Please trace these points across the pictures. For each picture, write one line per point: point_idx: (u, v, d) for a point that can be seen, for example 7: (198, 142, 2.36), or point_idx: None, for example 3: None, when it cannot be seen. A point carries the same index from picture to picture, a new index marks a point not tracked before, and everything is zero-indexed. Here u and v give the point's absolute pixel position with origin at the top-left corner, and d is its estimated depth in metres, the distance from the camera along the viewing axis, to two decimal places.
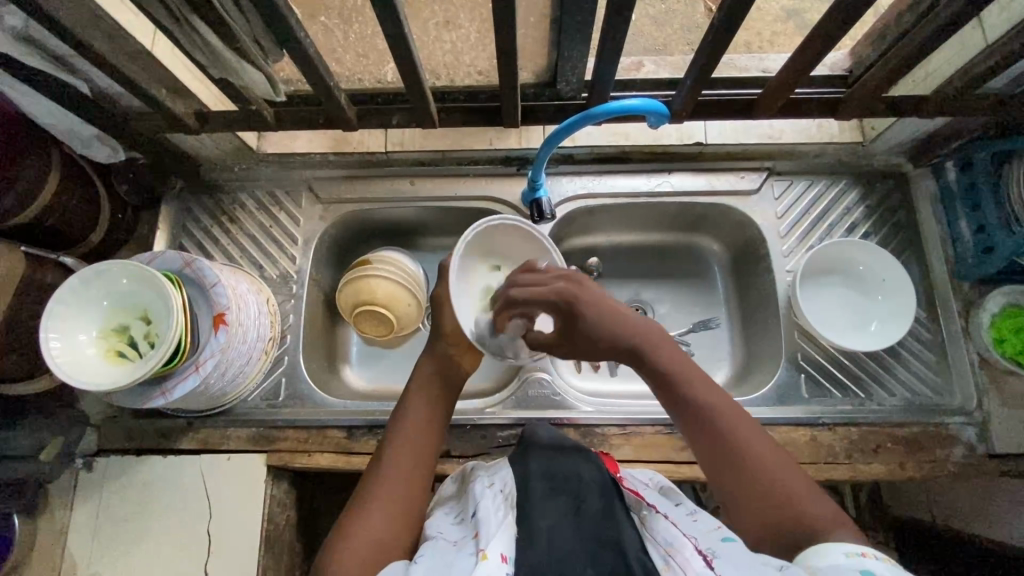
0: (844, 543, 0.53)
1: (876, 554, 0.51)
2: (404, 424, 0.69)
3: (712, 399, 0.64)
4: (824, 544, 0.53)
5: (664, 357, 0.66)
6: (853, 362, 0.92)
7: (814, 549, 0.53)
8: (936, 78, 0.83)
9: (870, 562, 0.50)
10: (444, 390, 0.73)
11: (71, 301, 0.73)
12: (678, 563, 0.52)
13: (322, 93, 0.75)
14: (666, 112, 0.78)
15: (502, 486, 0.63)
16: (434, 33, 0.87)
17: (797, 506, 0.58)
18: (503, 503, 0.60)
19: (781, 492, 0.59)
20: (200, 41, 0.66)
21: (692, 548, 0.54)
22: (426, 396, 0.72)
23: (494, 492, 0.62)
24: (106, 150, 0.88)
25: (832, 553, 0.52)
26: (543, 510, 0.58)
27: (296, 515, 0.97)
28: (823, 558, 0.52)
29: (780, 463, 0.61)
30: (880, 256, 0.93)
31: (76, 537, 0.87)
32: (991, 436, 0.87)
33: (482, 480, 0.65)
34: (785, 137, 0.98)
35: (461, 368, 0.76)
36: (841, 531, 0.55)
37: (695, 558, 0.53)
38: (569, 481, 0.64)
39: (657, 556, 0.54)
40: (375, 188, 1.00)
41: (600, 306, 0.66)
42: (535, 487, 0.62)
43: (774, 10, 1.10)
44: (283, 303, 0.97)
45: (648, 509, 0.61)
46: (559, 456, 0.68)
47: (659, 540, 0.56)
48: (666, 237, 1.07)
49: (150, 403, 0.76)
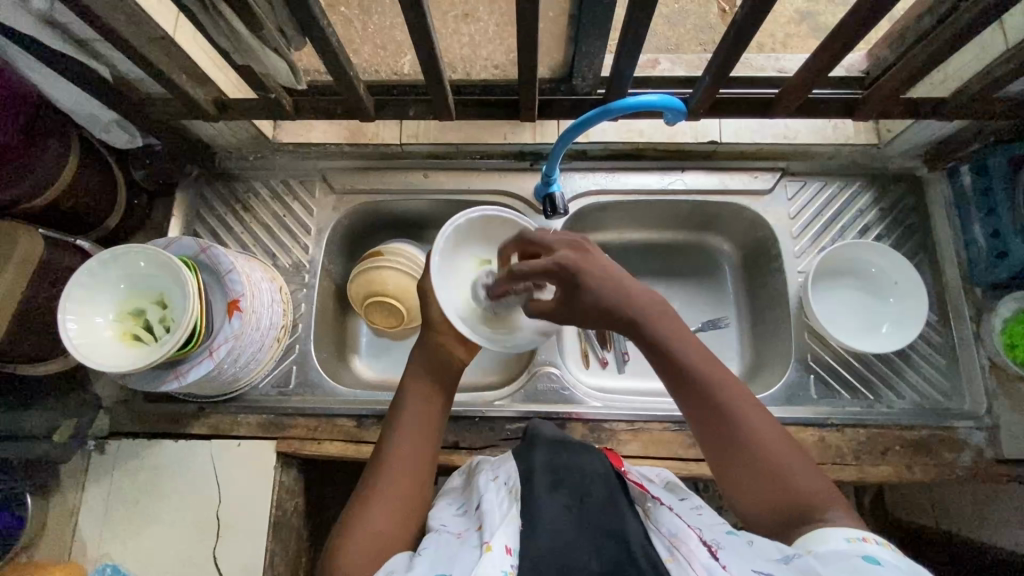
0: (846, 528, 0.54)
1: (876, 539, 0.53)
2: (402, 420, 0.70)
3: (728, 390, 0.62)
4: (821, 530, 0.54)
5: (664, 329, 0.64)
6: (862, 364, 0.92)
7: (812, 534, 0.54)
8: (955, 81, 0.83)
9: (871, 548, 0.51)
10: (438, 377, 0.73)
11: (88, 283, 0.74)
12: (683, 554, 0.53)
13: (342, 83, 0.76)
14: (683, 109, 0.76)
15: (505, 479, 0.64)
16: (453, 25, 0.87)
17: (795, 485, 0.58)
18: (506, 495, 0.61)
19: (780, 471, 0.59)
20: (226, 27, 0.67)
21: (697, 539, 0.55)
22: (421, 390, 0.72)
23: (498, 486, 0.63)
24: (125, 137, 0.89)
25: (832, 537, 0.53)
26: (548, 503, 0.58)
27: (304, 503, 0.98)
28: (824, 541, 0.53)
29: (792, 453, 0.60)
30: (891, 257, 0.93)
31: (88, 517, 0.87)
32: (999, 441, 0.87)
33: (487, 475, 0.67)
34: (800, 138, 0.97)
35: (452, 358, 0.75)
36: (834, 514, 0.56)
37: (699, 549, 0.53)
38: (572, 473, 0.64)
39: (662, 546, 0.55)
40: (388, 180, 1.01)
41: (602, 272, 0.65)
42: (539, 479, 0.62)
43: (788, 12, 1.09)
44: (295, 292, 0.97)
45: (651, 500, 0.62)
46: (566, 451, 0.68)
47: (663, 531, 0.57)
48: (678, 236, 1.07)
49: (164, 386, 0.77)
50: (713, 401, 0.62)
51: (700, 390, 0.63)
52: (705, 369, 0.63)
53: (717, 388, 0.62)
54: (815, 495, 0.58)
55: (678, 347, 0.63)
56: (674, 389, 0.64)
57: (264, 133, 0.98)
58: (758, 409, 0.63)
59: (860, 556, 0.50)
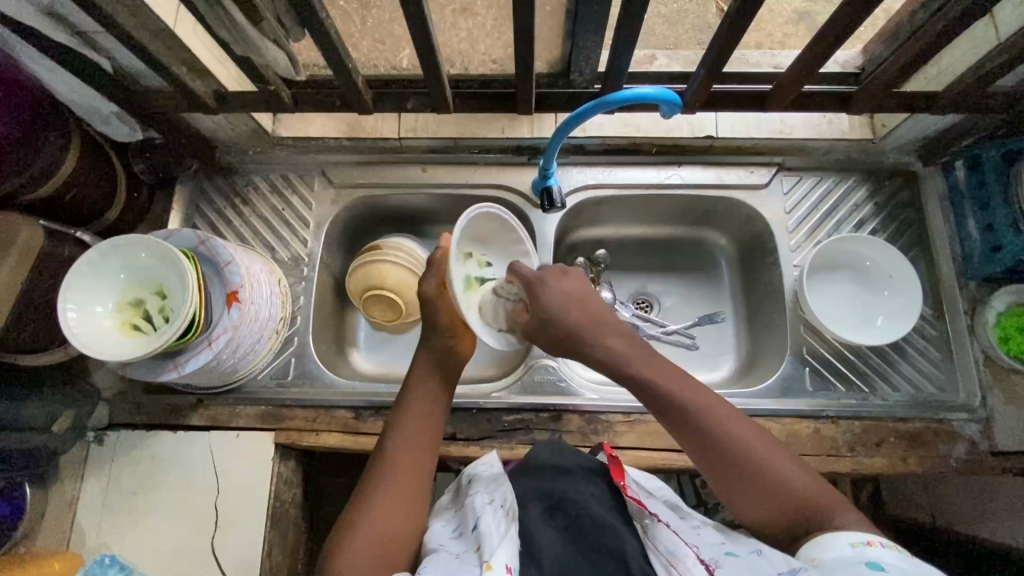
0: (850, 532, 0.56)
1: (881, 542, 0.54)
2: (405, 418, 0.70)
3: (708, 408, 0.65)
4: (828, 536, 0.57)
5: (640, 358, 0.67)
6: (858, 357, 0.92)
7: (818, 540, 0.57)
8: (948, 75, 0.83)
9: (876, 552, 0.53)
10: (441, 378, 0.74)
11: (89, 272, 0.74)
12: (680, 572, 0.56)
13: (341, 76, 0.77)
14: (679, 102, 0.77)
15: (501, 501, 0.66)
16: (451, 19, 0.86)
17: (800, 493, 0.62)
18: (504, 516, 0.64)
19: (774, 480, 0.62)
20: (226, 18, 0.68)
21: (695, 557, 0.57)
22: (427, 389, 0.73)
23: (494, 508, 0.65)
24: (124, 129, 0.91)
25: (837, 544, 0.55)
26: (542, 531, 0.64)
27: (302, 495, 0.98)
28: (828, 548, 0.55)
29: (782, 459, 0.64)
30: (886, 251, 0.93)
31: (87, 508, 0.88)
32: (993, 433, 0.87)
33: (483, 493, 0.68)
34: (796, 133, 0.97)
35: (459, 358, 0.75)
36: (836, 513, 0.60)
37: (697, 567, 0.56)
38: (569, 497, 0.68)
39: (660, 565, 0.58)
40: (386, 174, 1.01)
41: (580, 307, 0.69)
42: (534, 509, 0.67)
43: (786, 12, 1.10)
44: (294, 285, 0.98)
45: (649, 517, 0.63)
46: (561, 475, 0.72)
47: (662, 549, 0.59)
48: (674, 232, 1.08)
49: (162, 376, 0.78)
50: (695, 420, 0.65)
51: (683, 414, 0.65)
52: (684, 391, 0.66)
53: (698, 410, 0.65)
54: (813, 496, 0.61)
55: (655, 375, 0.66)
56: (657, 413, 0.67)
57: (264, 128, 0.98)
58: (742, 421, 0.66)
59: (862, 562, 0.52)
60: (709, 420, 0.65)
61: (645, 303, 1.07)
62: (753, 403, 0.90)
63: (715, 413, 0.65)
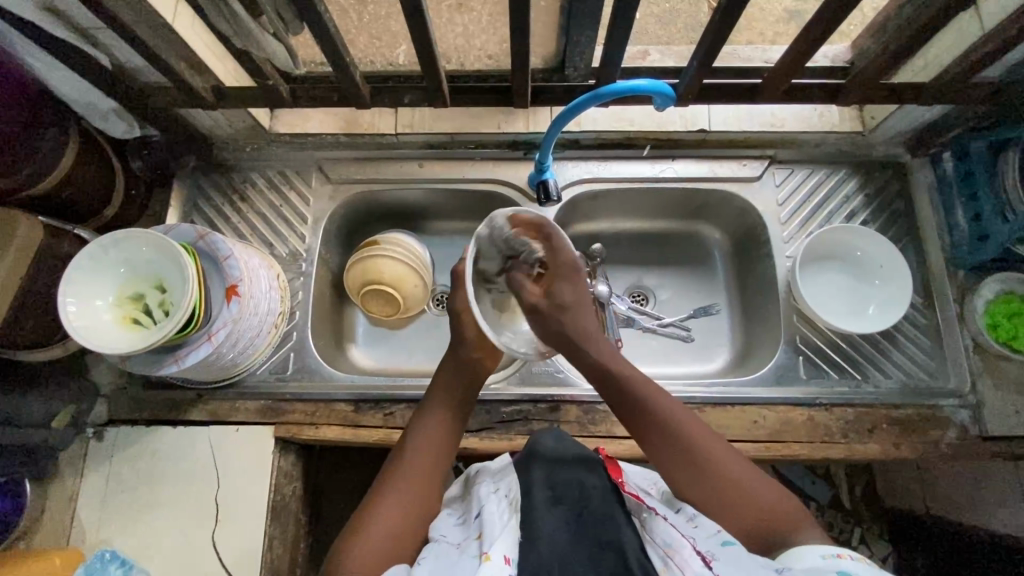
0: (823, 545, 0.57)
1: (852, 555, 0.55)
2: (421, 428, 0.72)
3: (679, 419, 0.69)
4: (801, 550, 0.58)
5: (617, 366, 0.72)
6: (850, 345, 0.94)
7: (792, 551, 0.58)
8: (935, 66, 0.85)
9: (846, 563, 0.54)
10: (459, 390, 0.75)
11: (90, 266, 0.75)
12: (677, 564, 0.57)
13: (339, 71, 0.78)
14: (672, 94, 0.78)
15: (506, 491, 0.67)
16: (447, 15, 0.88)
17: (766, 507, 0.64)
18: (507, 507, 0.64)
19: (741, 491, 0.65)
20: (226, 12, 0.68)
21: (691, 548, 0.58)
22: (444, 400, 0.74)
23: (499, 497, 0.66)
24: (123, 125, 0.90)
25: (809, 556, 0.57)
26: (545, 516, 0.63)
27: (303, 490, 0.99)
28: (800, 560, 0.57)
29: (751, 474, 0.66)
30: (877, 242, 0.95)
31: (86, 504, 0.88)
32: (983, 418, 0.89)
33: (487, 483, 0.69)
34: (787, 126, 0.99)
35: (482, 369, 0.77)
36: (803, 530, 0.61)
37: (693, 559, 0.57)
38: (571, 488, 0.68)
39: (657, 557, 0.59)
40: (382, 170, 1.02)
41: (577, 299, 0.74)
42: (537, 495, 0.66)
43: (776, 10, 1.12)
44: (292, 280, 0.98)
45: (648, 511, 0.65)
46: (564, 465, 0.72)
47: (658, 542, 0.60)
48: (669, 225, 1.09)
49: (163, 369, 0.78)
50: (665, 428, 0.69)
51: (655, 422, 0.69)
52: (657, 401, 0.70)
53: (668, 420, 0.69)
54: (781, 510, 0.63)
55: (631, 383, 0.71)
56: (631, 421, 0.71)
57: (261, 125, 0.99)
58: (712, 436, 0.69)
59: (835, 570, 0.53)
60: (678, 429, 0.68)
61: (640, 296, 1.08)
62: (748, 392, 0.91)
63: (686, 423, 0.69)
